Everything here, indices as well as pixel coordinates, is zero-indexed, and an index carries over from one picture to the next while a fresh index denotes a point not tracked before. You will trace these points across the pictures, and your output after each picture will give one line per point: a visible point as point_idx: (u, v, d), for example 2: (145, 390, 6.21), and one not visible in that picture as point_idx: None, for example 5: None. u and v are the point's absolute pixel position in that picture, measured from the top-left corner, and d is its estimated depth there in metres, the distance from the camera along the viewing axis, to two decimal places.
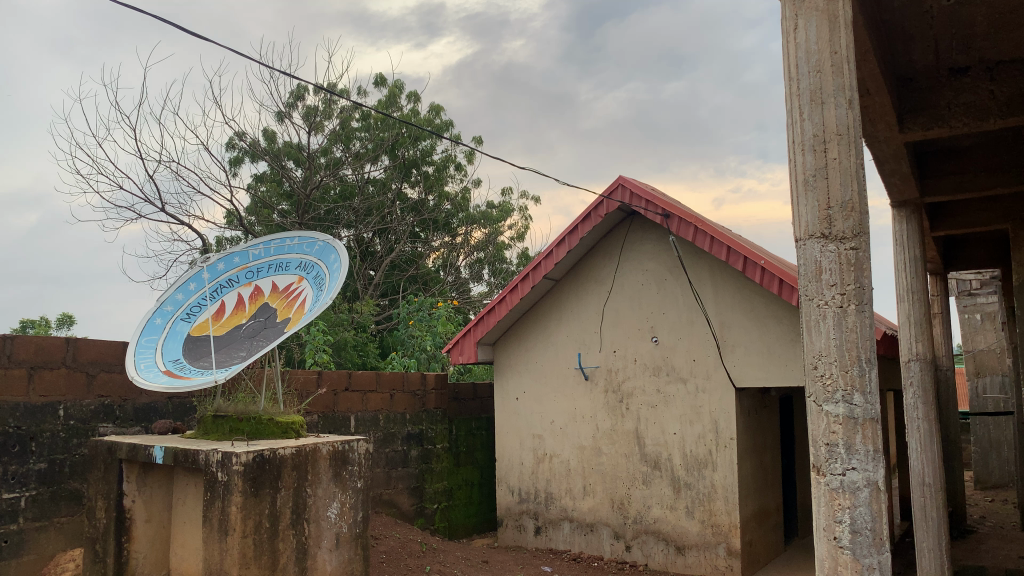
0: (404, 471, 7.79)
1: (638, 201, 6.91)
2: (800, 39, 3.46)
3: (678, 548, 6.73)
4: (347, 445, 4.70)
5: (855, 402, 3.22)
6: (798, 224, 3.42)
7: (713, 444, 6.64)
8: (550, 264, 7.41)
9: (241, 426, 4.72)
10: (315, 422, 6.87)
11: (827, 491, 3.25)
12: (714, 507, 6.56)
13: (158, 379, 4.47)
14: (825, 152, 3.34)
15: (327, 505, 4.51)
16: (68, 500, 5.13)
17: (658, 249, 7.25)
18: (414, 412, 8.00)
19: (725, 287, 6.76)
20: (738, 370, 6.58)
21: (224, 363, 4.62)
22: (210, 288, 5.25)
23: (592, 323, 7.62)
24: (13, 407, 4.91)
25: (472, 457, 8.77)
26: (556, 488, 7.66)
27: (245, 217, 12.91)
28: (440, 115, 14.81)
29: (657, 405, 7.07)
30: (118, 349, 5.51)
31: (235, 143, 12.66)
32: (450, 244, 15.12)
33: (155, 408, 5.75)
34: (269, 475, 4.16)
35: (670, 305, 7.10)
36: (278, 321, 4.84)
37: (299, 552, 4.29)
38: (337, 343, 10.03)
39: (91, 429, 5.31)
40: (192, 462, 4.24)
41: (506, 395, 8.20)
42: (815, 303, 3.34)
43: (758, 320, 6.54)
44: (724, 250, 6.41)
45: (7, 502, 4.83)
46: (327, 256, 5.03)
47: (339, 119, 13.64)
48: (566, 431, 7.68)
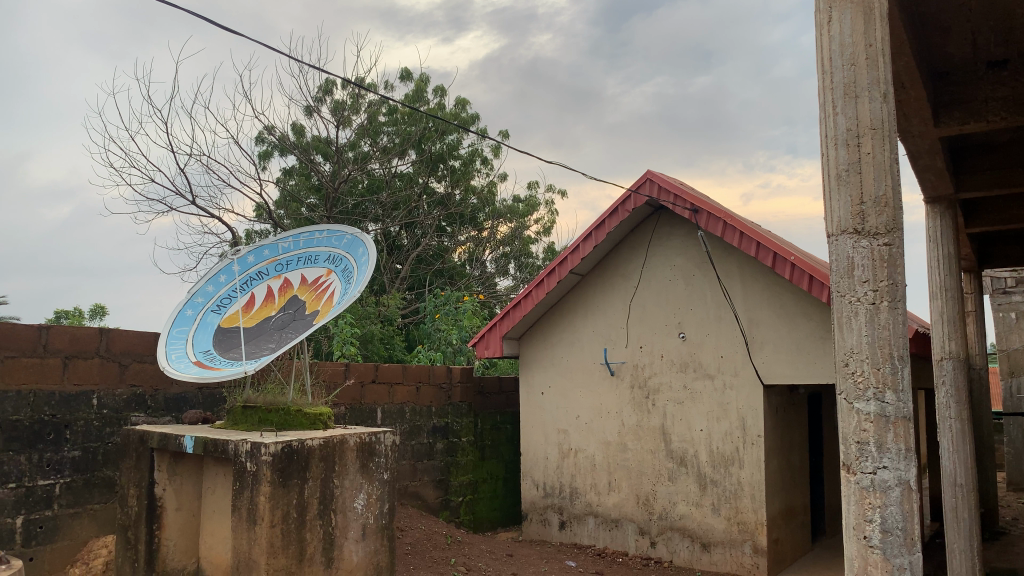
0: (430, 464, 7.83)
1: (666, 195, 6.88)
2: (834, 32, 3.41)
3: (704, 545, 6.70)
4: (375, 437, 4.73)
5: (887, 400, 3.18)
6: (830, 219, 3.38)
7: (741, 441, 6.59)
8: (576, 259, 7.41)
9: (270, 416, 4.78)
10: (342, 414, 6.94)
11: (857, 490, 3.22)
12: (740, 505, 6.51)
13: (189, 369, 4.52)
14: (859, 147, 3.30)
15: (354, 496, 4.55)
16: (101, 488, 5.23)
17: (686, 245, 7.21)
18: (439, 405, 8.04)
19: (754, 283, 6.70)
20: (766, 367, 6.52)
21: (255, 354, 4.66)
22: (241, 280, 5.30)
23: (618, 318, 7.59)
24: (48, 395, 5.00)
25: (497, 451, 8.79)
26: (581, 483, 7.66)
27: (274, 211, 13.08)
28: (466, 109, 14.83)
29: (684, 401, 7.03)
30: (150, 340, 5.59)
31: (265, 137, 12.81)
32: (477, 238, 15.17)
33: (186, 399, 5.83)
34: (297, 465, 4.20)
35: (698, 301, 7.05)
36: (307, 314, 4.87)
37: (326, 543, 4.33)
38: (364, 336, 10.11)
39: (123, 418, 5.40)
40: (221, 451, 4.30)
41: (531, 390, 8.21)
42: (847, 300, 3.31)
43: (788, 316, 6.47)
44: (753, 245, 6.36)
45: (42, 488, 4.93)
46: (355, 249, 5.04)
47: (367, 113, 13.70)
48: (591, 426, 7.67)
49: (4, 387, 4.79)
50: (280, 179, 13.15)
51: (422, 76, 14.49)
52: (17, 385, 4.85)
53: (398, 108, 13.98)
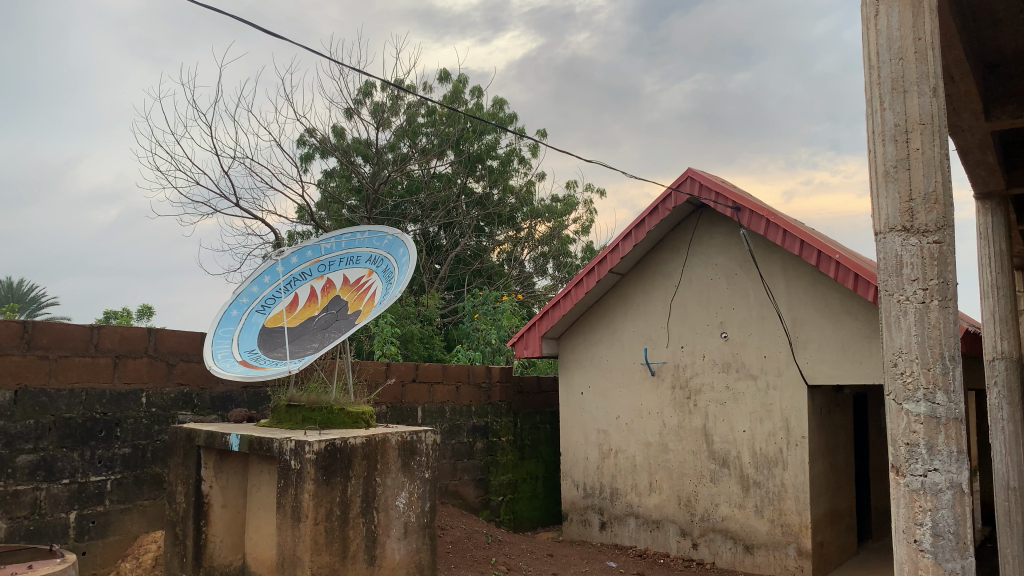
0: (470, 463, 7.86)
1: (707, 193, 6.81)
2: (881, 26, 3.35)
3: (747, 547, 6.62)
4: (416, 436, 4.75)
5: (938, 401, 3.11)
6: (878, 216, 3.32)
7: (784, 442, 6.50)
8: (615, 259, 7.38)
9: (313, 415, 4.83)
10: (383, 413, 7.01)
11: (907, 493, 3.15)
12: (784, 507, 6.42)
13: (234, 369, 4.58)
14: (908, 143, 3.23)
15: (396, 495, 4.58)
16: (150, 484, 5.34)
17: (727, 243, 7.13)
18: (479, 404, 8.07)
19: (798, 282, 6.61)
20: (811, 367, 6.42)
21: (298, 353, 4.73)
22: (284, 281, 5.41)
23: (659, 318, 7.54)
24: (99, 394, 5.13)
25: (536, 450, 8.79)
26: (622, 484, 7.62)
27: (316, 213, 13.27)
28: (504, 109, 14.86)
29: (726, 402, 6.96)
30: (197, 340, 5.70)
31: (306, 140, 13.00)
32: (515, 238, 15.19)
33: (231, 398, 5.94)
34: (341, 463, 4.25)
35: (740, 300, 6.97)
36: (349, 313, 4.92)
37: (369, 540, 4.37)
38: (404, 335, 10.20)
39: (170, 416, 5.51)
40: (266, 449, 4.36)
41: (571, 390, 8.19)
42: (895, 299, 3.25)
43: (833, 316, 6.36)
44: (797, 244, 6.26)
45: (95, 484, 5.06)
46: (395, 250, 5.07)
47: (406, 115, 13.77)
48: (631, 427, 7.63)
49: (57, 386, 4.92)
50: (321, 181, 13.31)
51: (460, 77, 14.55)
52: (70, 384, 4.99)
53: (437, 110, 14.06)
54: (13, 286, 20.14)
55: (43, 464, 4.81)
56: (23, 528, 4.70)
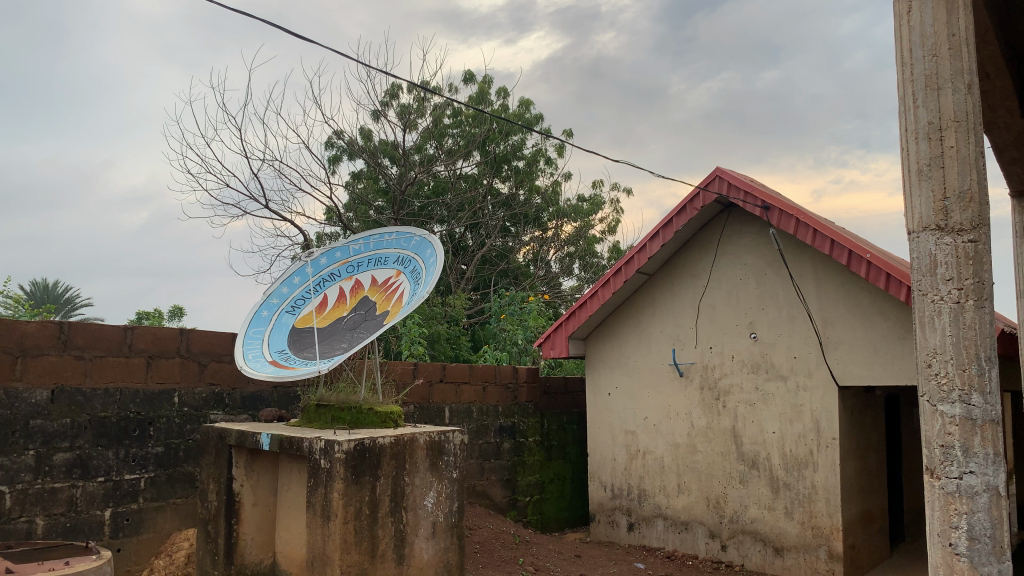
0: (497, 463, 7.87)
1: (736, 192, 6.77)
2: (915, 22, 3.31)
3: (777, 550, 6.57)
4: (444, 436, 4.77)
5: (973, 403, 3.06)
6: (911, 215, 3.28)
7: (815, 443, 6.43)
8: (643, 258, 7.35)
9: (342, 415, 4.87)
10: (411, 413, 7.04)
11: (942, 496, 3.11)
12: (814, 509, 6.36)
13: (265, 369, 4.64)
14: (942, 141, 3.19)
15: (424, 494, 4.60)
16: (183, 483, 5.42)
17: (757, 243, 7.07)
18: (506, 405, 8.08)
19: (829, 282, 6.53)
20: (841, 368, 6.35)
21: (328, 354, 4.76)
22: (314, 281, 5.46)
23: (686, 318, 7.50)
24: (133, 394, 5.22)
25: (564, 451, 8.78)
26: (650, 485, 7.59)
27: (343, 214, 13.37)
28: (529, 110, 14.87)
29: (755, 403, 6.90)
30: (227, 340, 5.76)
31: (334, 142, 13.10)
32: (541, 239, 15.19)
33: (262, 398, 6.00)
34: (370, 462, 4.28)
35: (770, 300, 6.91)
36: (378, 314, 4.94)
37: (397, 540, 4.40)
38: (431, 336, 10.24)
39: (203, 416, 5.58)
40: (296, 449, 4.41)
41: (598, 391, 8.17)
42: (929, 299, 3.20)
43: (864, 316, 6.28)
44: (827, 243, 6.20)
45: (129, 482, 5.14)
46: (423, 251, 5.09)
47: (432, 116, 13.83)
48: (659, 428, 7.59)
49: (92, 386, 5.01)
50: (349, 183, 13.40)
51: (486, 78, 14.59)
52: (105, 384, 5.07)
53: (463, 111, 14.10)
54: (48, 287, 20.54)
55: (79, 463, 4.90)
56: (60, 525, 4.79)
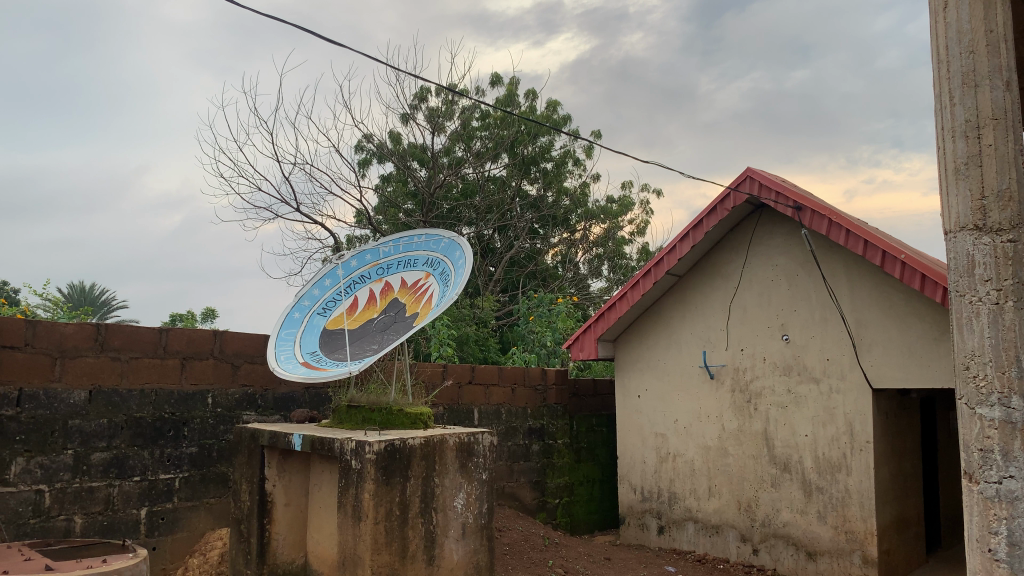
0: (526, 465, 7.87)
1: (767, 193, 6.71)
2: (951, 19, 3.26)
3: (809, 554, 6.50)
4: (473, 437, 4.78)
5: (1013, 405, 2.99)
6: (948, 215, 3.23)
7: (848, 446, 6.35)
8: (673, 260, 7.31)
9: (373, 415, 4.91)
10: (441, 414, 7.07)
11: (981, 500, 3.06)
12: (848, 513, 6.28)
13: (297, 370, 4.69)
14: (980, 139, 3.13)
15: (454, 496, 4.61)
16: (216, 483, 5.49)
17: (788, 243, 7.00)
18: (535, 407, 8.08)
19: (862, 283, 6.44)
20: (875, 370, 6.25)
21: (358, 356, 4.78)
22: (345, 283, 5.51)
23: (717, 320, 7.44)
24: (168, 394, 5.30)
25: (593, 454, 8.75)
26: (680, 488, 7.54)
27: (373, 217, 13.44)
28: (558, 111, 14.86)
29: (787, 406, 6.82)
30: (260, 342, 5.83)
31: (364, 145, 13.20)
32: (569, 240, 15.17)
33: (294, 399, 6.06)
34: (400, 463, 4.30)
35: (802, 302, 6.83)
36: (408, 316, 4.96)
37: (428, 541, 4.42)
38: (460, 338, 10.27)
39: (235, 416, 5.65)
40: (328, 449, 4.44)
41: (627, 393, 8.14)
42: (967, 300, 3.15)
43: (898, 318, 6.19)
44: (861, 244, 6.11)
45: (164, 482, 5.22)
46: (452, 253, 5.10)
47: (460, 119, 13.88)
48: (690, 430, 7.54)
49: (128, 386, 5.10)
50: (378, 186, 13.47)
51: (513, 80, 14.62)
52: (140, 385, 5.16)
53: (491, 113, 14.13)
54: (84, 290, 20.92)
55: (116, 462, 4.99)
56: (98, 523, 4.87)
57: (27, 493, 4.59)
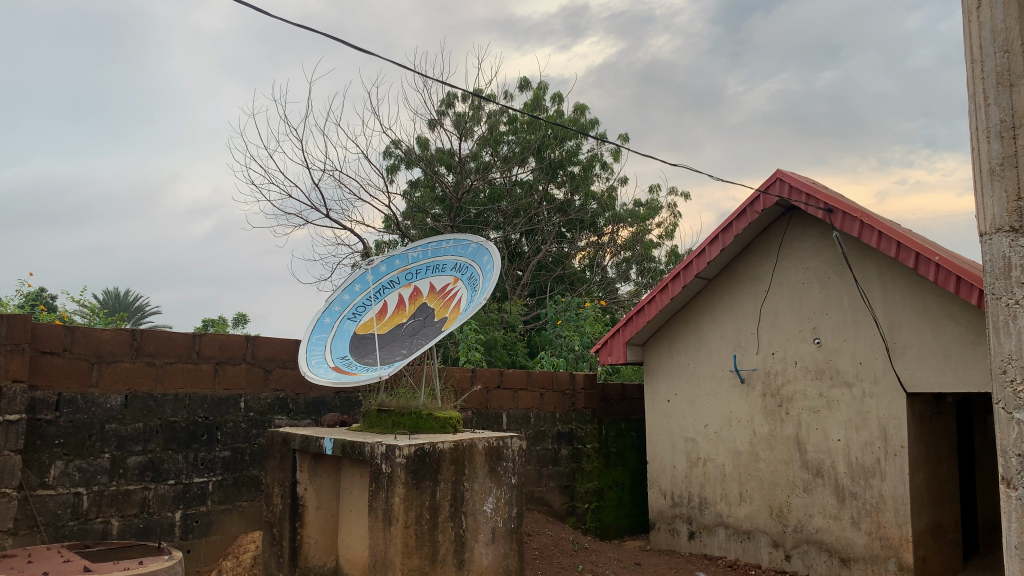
0: (555, 470, 7.87)
1: (798, 195, 6.66)
2: (985, 18, 3.22)
3: (843, 561, 6.42)
4: (502, 441, 4.79)
5: None
6: (984, 216, 3.19)
7: (882, 451, 6.26)
8: (702, 263, 7.28)
9: (403, 420, 4.95)
10: (469, 418, 7.10)
11: (1019, 507, 2.99)
12: (882, 519, 6.19)
13: (328, 374, 4.75)
14: (1015, 139, 3.07)
15: (483, 499, 4.62)
16: (248, 486, 5.56)
17: (819, 246, 6.93)
18: (564, 411, 8.08)
19: (895, 286, 6.35)
20: (909, 374, 6.16)
21: (388, 360, 4.81)
22: (374, 288, 5.55)
23: (747, 323, 7.39)
24: (202, 399, 5.38)
25: (623, 459, 8.72)
26: (711, 493, 7.48)
27: (401, 222, 13.53)
28: (585, 115, 14.86)
29: (820, 410, 6.75)
30: (291, 347, 5.90)
31: (392, 152, 13.31)
32: (597, 244, 15.15)
33: (324, 403, 6.13)
34: (430, 467, 4.33)
35: (834, 305, 6.76)
36: (436, 321, 4.98)
37: (458, 544, 4.43)
38: (488, 342, 10.32)
39: (268, 420, 5.72)
40: (358, 453, 4.48)
41: (657, 397, 8.10)
42: (1004, 303, 3.09)
43: (933, 321, 6.09)
44: (893, 246, 6.03)
45: (198, 485, 5.30)
46: (480, 257, 5.10)
47: (488, 123, 13.93)
48: (720, 435, 7.48)
49: (162, 391, 5.18)
50: (406, 191, 13.58)
51: (540, 84, 14.64)
52: (175, 390, 5.25)
53: (518, 117, 14.17)
54: (120, 295, 21.34)
55: (151, 465, 5.07)
56: (133, 525, 4.96)
57: (66, 495, 4.67)
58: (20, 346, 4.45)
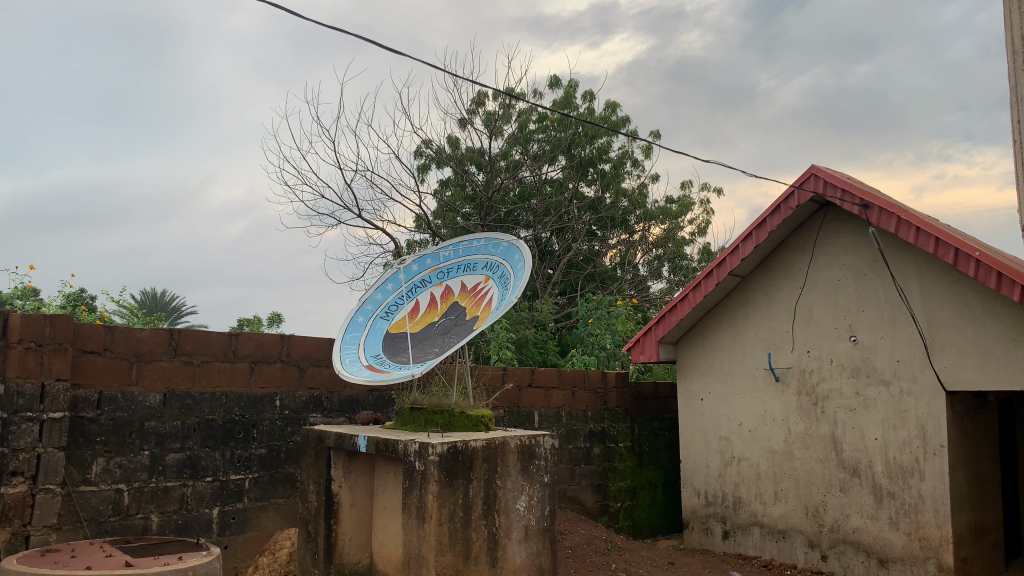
0: (587, 469, 7.86)
1: (833, 191, 6.57)
2: None
3: (881, 562, 6.33)
4: (534, 440, 4.79)
5: None
6: None
7: (921, 451, 6.15)
8: (735, 260, 7.21)
9: (435, 418, 4.97)
10: (501, 417, 7.12)
11: None
12: (922, 520, 6.09)
13: (362, 373, 4.79)
14: None
15: (516, 498, 4.63)
16: (284, 484, 5.63)
17: (855, 242, 6.83)
18: (596, 410, 8.05)
19: (933, 282, 6.24)
20: (949, 372, 6.05)
21: (420, 358, 4.84)
22: (406, 288, 5.59)
23: (782, 321, 7.31)
24: (239, 397, 5.46)
25: (655, 458, 8.67)
26: (745, 493, 7.42)
27: (432, 221, 13.58)
28: (616, 112, 14.80)
29: (856, 409, 6.66)
30: (325, 346, 5.95)
31: (423, 151, 13.38)
32: (628, 242, 15.08)
33: (358, 401, 6.18)
34: (462, 465, 4.34)
35: (870, 302, 6.65)
36: (468, 320, 5.00)
37: (491, 542, 4.44)
38: (519, 341, 10.33)
39: (303, 418, 5.79)
40: (392, 451, 4.51)
41: (690, 395, 8.04)
42: None
43: (973, 318, 5.98)
44: (932, 242, 5.92)
45: (235, 482, 5.38)
46: (511, 256, 5.09)
47: (518, 122, 13.94)
48: (754, 434, 7.41)
49: (200, 389, 5.26)
50: (437, 191, 13.65)
51: (571, 82, 14.61)
52: (212, 388, 5.32)
53: (548, 116, 14.17)
54: (157, 296, 21.75)
55: (189, 463, 5.15)
56: (173, 521, 5.05)
57: (107, 492, 4.77)
58: (63, 345, 4.54)
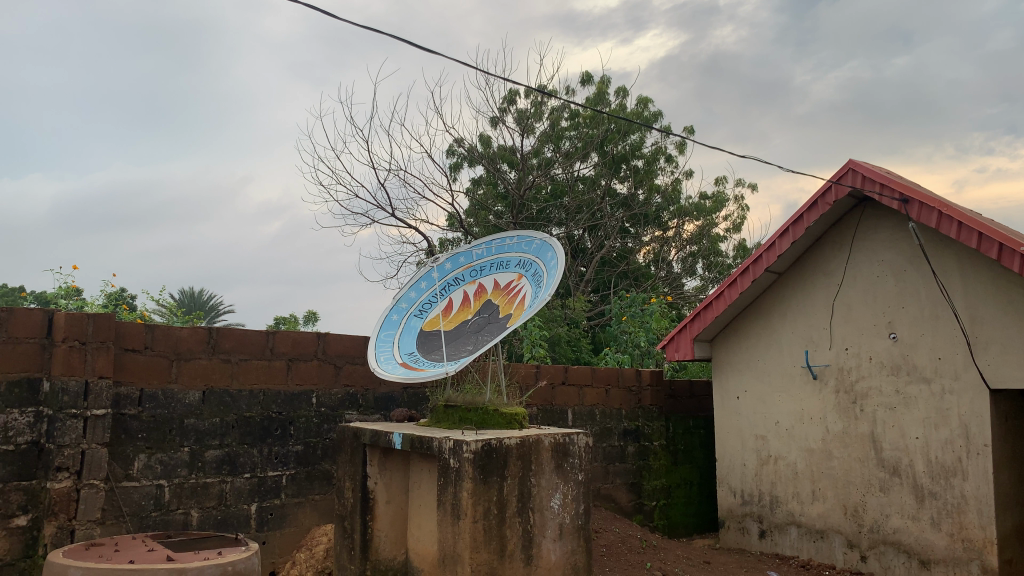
0: (622, 467, 7.83)
1: (872, 185, 6.46)
2: None
3: (922, 562, 6.22)
4: (568, 438, 4.78)
5: None
6: None
7: (964, 449, 6.03)
8: (772, 256, 7.13)
9: (468, 415, 4.99)
10: (535, 414, 7.12)
11: None
12: (965, 520, 5.96)
13: (396, 370, 4.82)
14: None
15: (550, 496, 4.63)
16: (320, 480, 5.69)
17: (895, 237, 6.71)
18: (630, 408, 8.02)
19: (976, 278, 6.10)
20: (992, 370, 5.91)
21: (454, 356, 4.85)
22: (440, 286, 5.62)
23: (819, 317, 7.21)
24: (276, 394, 5.53)
25: (691, 456, 8.61)
26: (782, 492, 7.34)
27: (464, 220, 13.62)
28: (648, 108, 14.71)
29: (896, 407, 6.54)
30: (361, 343, 6.01)
31: (455, 150, 13.41)
32: (662, 239, 14.98)
33: (393, 398, 6.23)
34: (497, 463, 4.35)
35: (911, 298, 6.53)
36: (501, 317, 5.00)
37: (526, 540, 4.44)
38: (552, 338, 10.32)
39: (339, 415, 5.85)
40: (427, 448, 4.53)
41: (726, 393, 7.96)
42: None
43: (1017, 314, 5.83)
44: (974, 236, 5.79)
45: (273, 479, 5.45)
46: (544, 254, 5.08)
47: (550, 119, 13.91)
48: (792, 433, 7.32)
49: (238, 387, 5.34)
50: (469, 189, 13.69)
51: (603, 79, 14.55)
52: (250, 386, 5.40)
53: (580, 112, 14.12)
54: (195, 296, 22.16)
55: (228, 460, 5.23)
56: (212, 517, 5.13)
57: (148, 487, 4.86)
58: (105, 344, 4.62)
